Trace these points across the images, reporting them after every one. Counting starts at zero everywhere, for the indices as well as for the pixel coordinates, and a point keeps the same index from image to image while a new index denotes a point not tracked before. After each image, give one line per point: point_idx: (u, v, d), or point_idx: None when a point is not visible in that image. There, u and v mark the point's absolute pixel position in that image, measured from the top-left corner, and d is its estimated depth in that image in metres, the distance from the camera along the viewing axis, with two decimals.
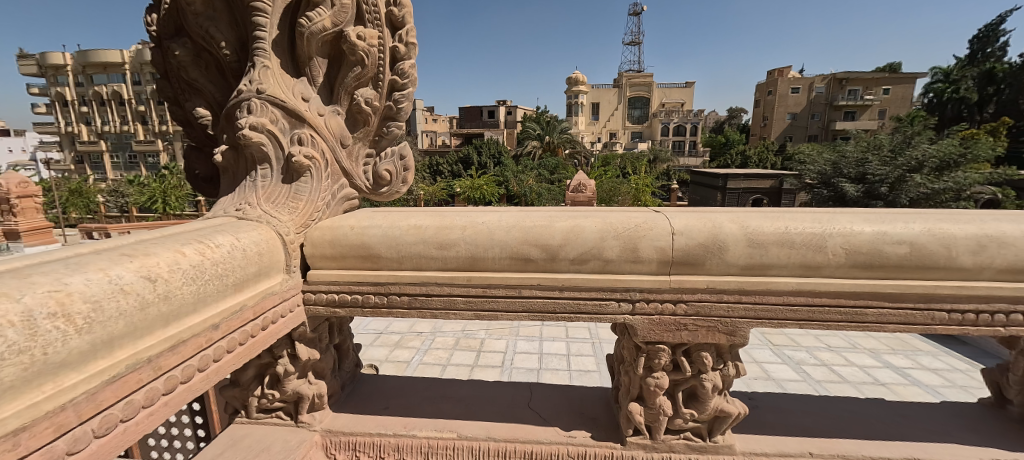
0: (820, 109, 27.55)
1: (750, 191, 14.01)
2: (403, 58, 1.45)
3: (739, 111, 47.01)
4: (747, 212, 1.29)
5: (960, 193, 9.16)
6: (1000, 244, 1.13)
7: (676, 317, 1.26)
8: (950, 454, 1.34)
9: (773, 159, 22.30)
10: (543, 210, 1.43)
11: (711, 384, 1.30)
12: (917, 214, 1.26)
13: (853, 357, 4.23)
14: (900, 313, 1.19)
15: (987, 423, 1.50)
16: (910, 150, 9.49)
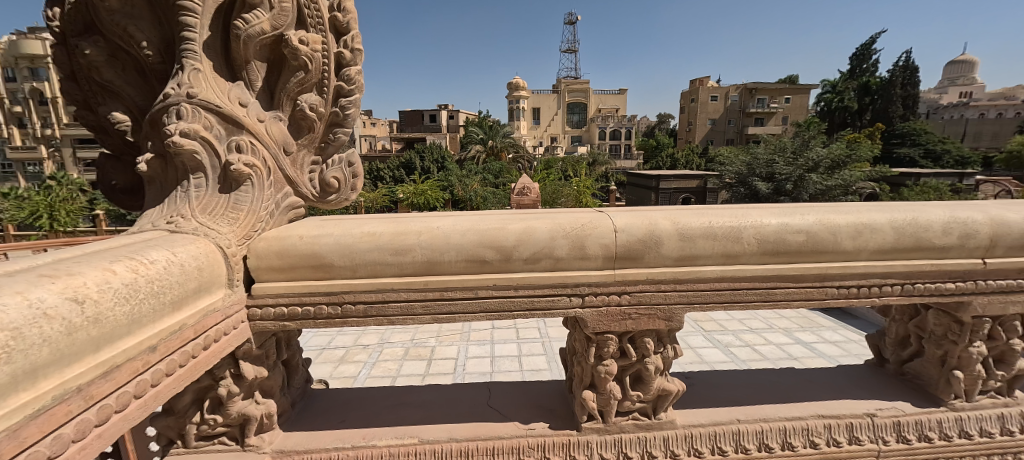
0: (735, 116, 30.48)
1: (679, 191, 15.12)
2: (350, 64, 1.41)
3: (667, 117, 50.63)
4: (678, 210, 1.45)
5: (848, 189, 10.62)
6: (872, 230, 1.38)
7: (621, 307, 1.38)
8: (845, 409, 1.59)
9: (697, 161, 24.26)
10: (495, 213, 1.49)
11: (654, 366, 1.43)
12: (812, 207, 1.49)
13: (770, 336, 4.76)
14: (801, 291, 1.41)
15: (871, 380, 1.80)
16: (808, 153, 10.86)
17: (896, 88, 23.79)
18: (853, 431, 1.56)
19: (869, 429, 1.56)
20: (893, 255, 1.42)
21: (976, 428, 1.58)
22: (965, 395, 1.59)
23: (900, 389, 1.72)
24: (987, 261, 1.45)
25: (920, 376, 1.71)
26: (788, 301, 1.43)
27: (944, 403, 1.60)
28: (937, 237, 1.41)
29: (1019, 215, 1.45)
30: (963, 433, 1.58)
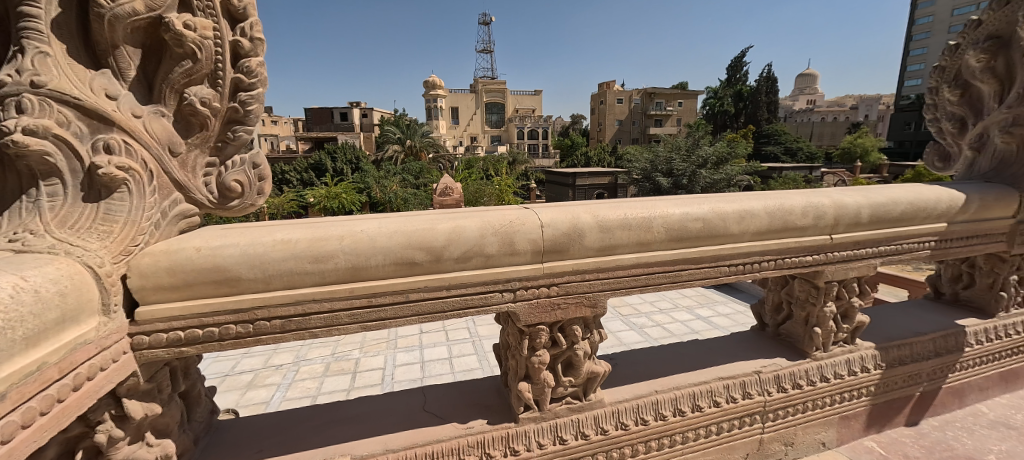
0: (638, 117, 33.33)
1: (594, 187, 16.13)
2: (248, 54, 1.27)
3: (579, 118, 53.55)
4: (596, 203, 1.55)
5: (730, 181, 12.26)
6: (752, 215, 1.63)
7: (550, 298, 1.44)
8: (739, 369, 1.85)
9: (608, 159, 26.06)
10: (421, 214, 1.45)
11: (582, 351, 1.52)
12: (706, 197, 1.70)
13: (676, 314, 5.32)
14: (701, 271, 1.61)
15: (756, 343, 2.11)
16: (698, 151, 12.31)
17: (762, 95, 28.10)
18: (746, 388, 1.82)
19: (757, 384, 1.83)
20: (768, 236, 1.69)
21: (831, 372, 1.95)
22: (823, 347, 1.95)
23: (777, 347, 2.04)
24: (833, 236, 1.80)
25: (791, 335, 2.05)
26: (692, 281, 1.62)
27: (809, 355, 1.94)
28: (799, 219, 1.71)
29: (852, 198, 1.82)
30: (822, 377, 1.94)
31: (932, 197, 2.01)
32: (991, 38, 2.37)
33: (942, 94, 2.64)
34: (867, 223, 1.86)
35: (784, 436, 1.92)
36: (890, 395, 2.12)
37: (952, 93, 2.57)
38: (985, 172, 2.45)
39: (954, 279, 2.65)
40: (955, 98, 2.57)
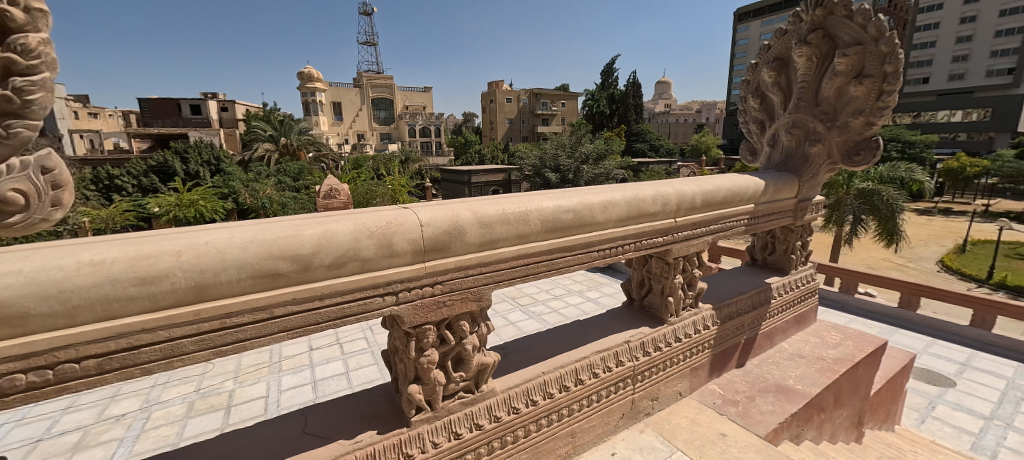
0: (526, 116, 34.86)
1: (489, 184, 16.44)
2: (22, 28, 0.99)
3: (471, 116, 53.93)
4: (476, 200, 1.59)
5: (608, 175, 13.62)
6: (614, 204, 1.85)
7: (435, 296, 1.44)
8: (613, 341, 2.09)
9: (501, 157, 26.74)
10: (286, 219, 1.32)
11: (470, 345, 1.56)
12: (576, 190, 1.88)
13: (569, 299, 5.77)
14: (574, 258, 1.78)
15: (625, 316, 2.40)
16: (580, 148, 13.41)
17: (630, 98, 32.17)
18: (619, 357, 2.07)
19: (628, 352, 2.10)
20: (629, 222, 1.95)
21: (682, 332, 2.33)
22: (675, 312, 2.31)
23: (642, 318, 2.36)
24: (677, 219, 2.15)
25: (652, 305, 2.38)
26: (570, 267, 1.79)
27: (665, 321, 2.28)
28: (651, 206, 2.00)
29: (689, 187, 2.20)
30: (676, 338, 2.30)
31: (744, 183, 2.53)
32: (777, 59, 3.07)
33: (749, 102, 3.34)
34: (701, 207, 2.27)
35: (651, 392, 2.24)
36: (725, 344, 2.62)
37: (754, 101, 3.28)
38: (777, 163, 3.18)
39: (763, 247, 3.36)
40: (756, 105, 3.28)
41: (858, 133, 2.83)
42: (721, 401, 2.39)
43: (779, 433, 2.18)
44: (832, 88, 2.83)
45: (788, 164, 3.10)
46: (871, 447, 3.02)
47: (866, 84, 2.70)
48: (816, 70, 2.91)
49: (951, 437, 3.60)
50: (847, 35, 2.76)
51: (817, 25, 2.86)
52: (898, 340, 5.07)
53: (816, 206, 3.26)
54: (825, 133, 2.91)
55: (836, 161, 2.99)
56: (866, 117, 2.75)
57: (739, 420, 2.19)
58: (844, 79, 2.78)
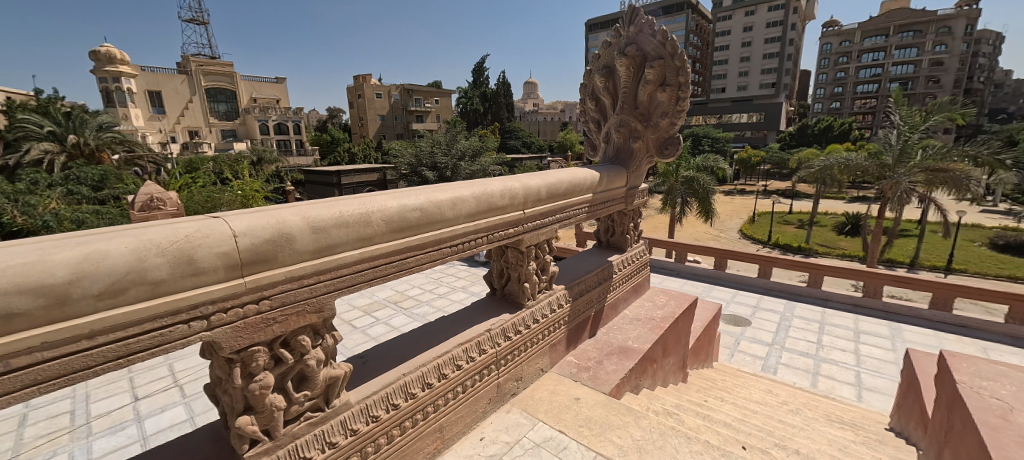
0: (399, 112, 33.23)
1: (362, 185, 15.33)
2: None
3: (337, 112, 49.40)
4: (309, 203, 1.48)
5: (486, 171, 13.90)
6: (464, 199, 1.93)
7: (262, 314, 1.29)
8: (474, 331, 2.17)
9: (374, 155, 25.07)
10: (35, 242, 1.04)
11: (314, 360, 1.44)
12: (425, 188, 1.90)
13: (453, 297, 6.09)
14: (425, 256, 1.79)
15: (487, 305, 2.52)
16: (455, 145, 13.42)
17: (502, 97, 33.48)
18: (481, 346, 2.16)
19: (489, 340, 2.21)
20: (480, 216, 2.04)
21: (539, 314, 2.55)
22: (532, 296, 2.52)
23: (503, 305, 2.49)
24: (526, 211, 2.34)
25: (511, 293, 2.54)
26: (424, 265, 1.81)
27: (523, 305, 2.47)
28: (501, 200, 2.14)
29: (535, 181, 2.41)
30: (534, 319, 2.51)
31: (582, 176, 2.88)
32: (605, 67, 3.53)
33: (587, 104, 3.78)
34: (546, 199, 2.51)
35: (516, 374, 2.41)
36: (578, 319, 2.96)
37: (591, 103, 3.73)
38: (611, 157, 3.68)
39: (605, 230, 3.86)
40: (593, 107, 3.74)
41: (665, 131, 3.47)
42: (575, 369, 2.70)
43: (621, 388, 2.56)
44: (645, 93, 3.37)
45: (619, 157, 3.60)
46: (692, 384, 3.78)
47: (668, 91, 3.30)
48: (633, 78, 3.43)
49: (750, 363, 4.72)
50: (653, 50, 3.31)
51: (631, 40, 3.38)
52: (714, 295, 6.40)
53: (642, 193, 3.89)
54: (643, 131, 3.47)
55: (653, 154, 3.60)
56: (670, 118, 3.37)
57: (589, 383, 2.51)
58: (653, 87, 3.34)
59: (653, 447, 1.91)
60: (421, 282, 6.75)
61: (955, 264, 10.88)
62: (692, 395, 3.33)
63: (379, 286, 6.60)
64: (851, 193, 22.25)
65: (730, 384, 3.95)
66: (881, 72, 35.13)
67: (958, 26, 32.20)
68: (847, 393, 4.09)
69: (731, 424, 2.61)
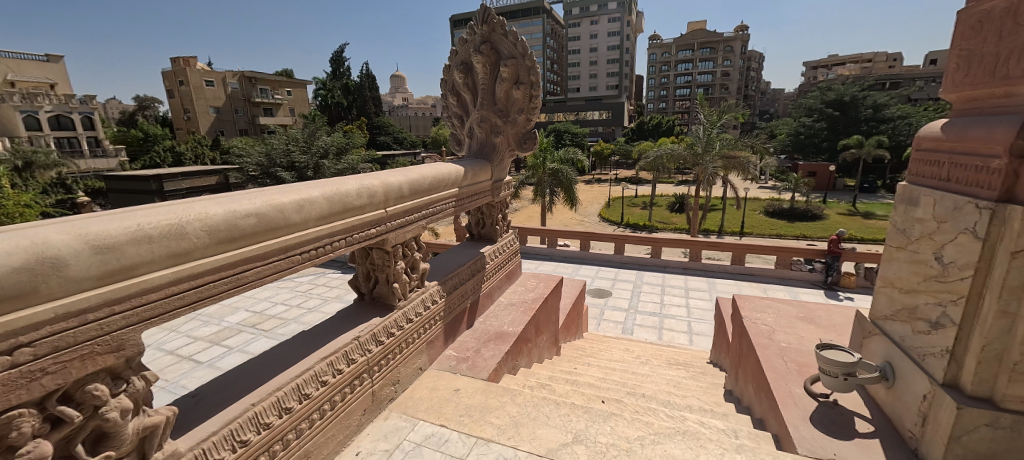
0: (241, 104, 28.37)
1: (197, 191, 12.88)
2: None
3: (150, 103, 39.71)
4: (88, 218, 1.22)
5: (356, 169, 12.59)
6: (308, 202, 1.82)
7: (23, 367, 1.00)
8: (340, 341, 2.03)
9: (210, 154, 20.86)
10: None
11: (116, 413, 1.17)
12: (261, 192, 1.75)
13: (325, 309, 5.63)
14: (269, 267, 1.69)
15: (354, 311, 2.36)
16: (316, 142, 12.04)
17: (366, 90, 31.38)
18: (349, 355, 2.04)
19: (359, 348, 2.09)
20: (332, 219, 1.96)
21: (412, 313, 2.52)
22: (403, 296, 2.46)
23: (371, 309, 2.37)
24: (387, 209, 2.29)
25: (380, 295, 2.44)
26: (261, 280, 1.67)
27: (394, 306, 2.39)
28: (355, 200, 2.06)
29: (395, 178, 2.37)
30: (407, 319, 2.46)
31: (446, 171, 2.91)
32: (463, 63, 3.58)
33: (448, 99, 3.79)
34: (409, 195, 2.49)
35: (392, 378, 2.33)
36: (454, 312, 3.00)
37: (452, 98, 3.75)
38: (475, 151, 3.78)
39: (476, 223, 3.97)
40: (454, 102, 3.76)
41: (523, 126, 3.72)
42: (455, 362, 2.73)
43: (500, 371, 2.69)
44: (502, 90, 3.53)
45: (482, 152, 3.71)
46: (565, 356, 4.16)
47: (522, 88, 3.52)
48: (490, 75, 3.55)
49: (612, 329, 5.41)
50: (506, 49, 3.48)
51: (486, 38, 3.48)
52: (581, 274, 7.15)
53: (508, 185, 4.09)
54: (503, 126, 3.64)
55: (514, 148, 3.82)
56: (526, 115, 3.66)
57: (468, 373, 2.57)
58: (509, 84, 3.51)
59: (528, 419, 2.05)
60: (285, 298, 6.04)
61: (746, 229, 14.21)
62: (564, 365, 3.67)
63: (229, 308, 5.67)
64: (678, 178, 27.10)
65: (596, 350, 4.47)
66: (691, 79, 43.42)
67: (737, 46, 41.72)
68: (682, 340, 5.02)
69: (595, 384, 2.96)
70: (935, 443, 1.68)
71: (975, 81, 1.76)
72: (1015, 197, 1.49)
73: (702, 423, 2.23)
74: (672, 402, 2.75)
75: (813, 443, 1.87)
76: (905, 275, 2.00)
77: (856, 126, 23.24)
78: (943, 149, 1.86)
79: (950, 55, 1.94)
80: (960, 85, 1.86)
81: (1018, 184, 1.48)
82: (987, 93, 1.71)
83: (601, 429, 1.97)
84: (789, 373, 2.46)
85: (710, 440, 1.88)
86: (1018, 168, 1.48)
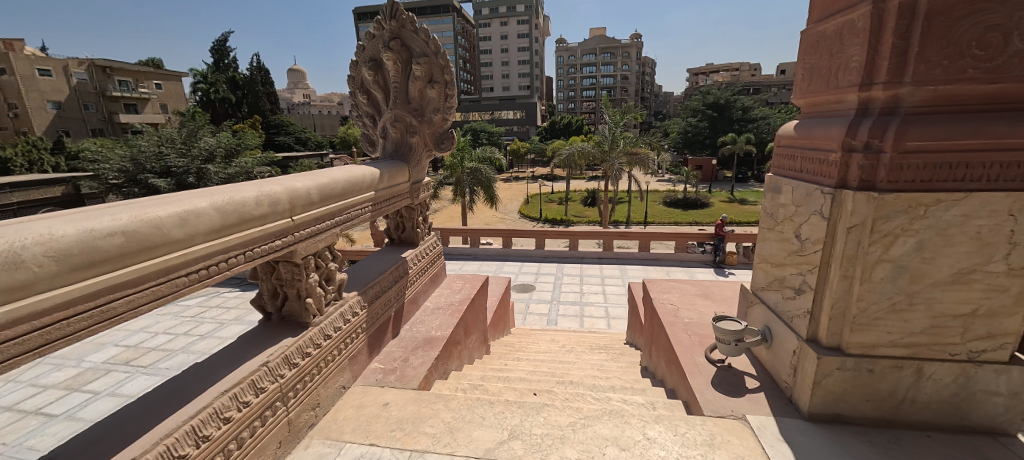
0: (92, 99, 23.42)
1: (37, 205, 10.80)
2: None
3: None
4: None
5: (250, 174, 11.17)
6: (194, 215, 1.58)
7: None
8: (245, 370, 1.81)
9: (49, 159, 16.92)
10: None
11: None
12: (129, 204, 1.49)
13: (222, 334, 4.95)
14: (144, 294, 1.44)
15: (260, 333, 2.12)
16: (198, 143, 10.46)
17: (259, 85, 28.15)
18: (257, 384, 1.83)
19: (269, 375, 1.89)
20: (226, 231, 1.73)
21: (330, 328, 2.34)
22: (319, 312, 2.27)
23: (281, 329, 2.15)
24: (295, 218, 2.08)
25: (292, 313, 2.22)
26: (134, 309, 1.43)
27: (309, 324, 2.20)
28: (254, 209, 1.84)
29: (301, 183, 2.16)
30: (325, 335, 2.28)
31: (360, 173, 2.74)
32: (372, 60, 3.41)
33: (358, 97, 3.61)
34: (320, 201, 2.29)
35: (310, 402, 2.15)
36: (378, 322, 2.86)
37: (362, 96, 3.57)
38: (390, 152, 3.62)
39: (395, 227, 3.81)
40: (365, 101, 3.58)
41: (440, 126, 3.64)
42: (381, 374, 2.59)
43: (431, 378, 2.61)
44: (416, 89, 3.41)
45: (398, 153, 3.57)
46: (494, 353, 4.19)
47: (436, 88, 3.44)
48: (402, 73, 3.41)
49: (538, 321, 5.59)
50: (417, 47, 3.35)
51: (396, 34, 3.34)
52: (505, 270, 7.27)
53: (427, 186, 3.99)
54: (419, 126, 3.52)
55: (431, 148, 3.73)
56: (442, 114, 3.56)
57: (396, 384, 2.45)
58: (422, 83, 3.39)
59: (463, 423, 2.03)
60: (168, 326, 5.18)
61: (649, 219, 15.65)
62: (495, 363, 3.69)
63: (90, 346, 4.70)
64: (589, 174, 28.84)
65: (523, 344, 4.58)
66: (596, 82, 46.54)
67: (633, 53, 45.69)
68: (602, 325, 5.38)
69: (526, 378, 3.04)
70: (803, 389, 2.01)
71: (817, 89, 2.14)
72: (848, 183, 1.84)
73: (626, 401, 2.41)
74: (597, 385, 2.92)
75: (715, 403, 2.13)
76: (774, 252, 2.37)
77: (731, 125, 26.94)
78: (797, 145, 2.23)
79: (798, 66, 2.33)
80: (806, 92, 2.25)
81: (849, 173, 1.83)
82: (825, 100, 2.10)
83: (535, 421, 2.02)
84: (694, 345, 2.76)
85: (633, 415, 2.03)
86: (849, 160, 1.83)
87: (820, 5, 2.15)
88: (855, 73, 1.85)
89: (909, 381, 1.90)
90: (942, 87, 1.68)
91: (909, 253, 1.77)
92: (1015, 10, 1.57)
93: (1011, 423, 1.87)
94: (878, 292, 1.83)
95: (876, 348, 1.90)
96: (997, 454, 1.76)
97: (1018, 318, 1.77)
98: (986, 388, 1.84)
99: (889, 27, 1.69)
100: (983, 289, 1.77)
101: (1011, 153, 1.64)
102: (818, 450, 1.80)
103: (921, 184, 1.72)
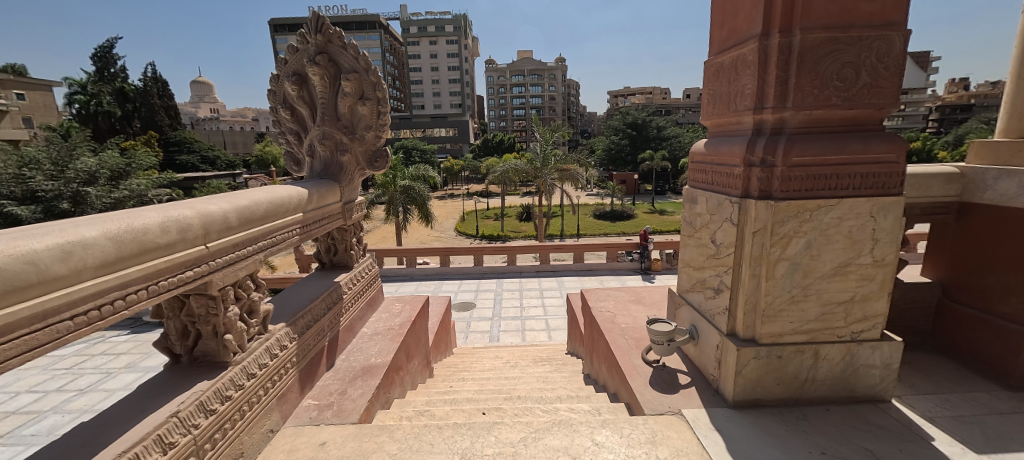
0: None
1: None
2: None
3: None
4: None
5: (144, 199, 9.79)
6: (81, 247, 1.36)
7: None
8: (148, 425, 1.56)
9: None
10: None
11: None
12: None
13: (108, 385, 4.22)
14: (11, 346, 1.20)
15: (166, 379, 1.85)
16: (74, 163, 9.01)
17: (153, 98, 25.22)
18: (164, 439, 1.58)
19: (179, 426, 1.66)
20: (124, 264, 1.51)
21: (254, 366, 2.11)
22: (240, 348, 2.05)
23: (192, 373, 1.89)
24: (209, 245, 1.88)
25: (206, 353, 1.97)
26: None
27: (228, 363, 1.97)
28: (158, 237, 1.63)
29: (216, 206, 1.96)
30: (248, 374, 2.06)
31: (285, 194, 2.56)
32: (295, 74, 3.23)
33: (280, 112, 3.37)
34: (239, 225, 2.09)
35: (232, 451, 1.91)
36: (310, 354, 2.64)
37: (285, 112, 3.35)
38: (318, 171, 3.43)
39: (326, 250, 3.59)
40: (288, 117, 3.36)
41: (372, 144, 3.51)
42: (316, 411, 2.38)
43: (372, 409, 2.46)
44: (345, 106, 3.27)
45: (328, 172, 3.40)
46: (438, 376, 4.06)
47: (368, 105, 3.32)
48: (330, 89, 3.27)
49: (480, 339, 5.53)
50: (346, 62, 3.23)
51: (322, 49, 3.18)
52: (444, 289, 7.12)
53: (359, 206, 3.81)
54: (350, 144, 3.37)
55: (363, 167, 3.58)
56: (374, 131, 3.45)
57: (333, 421, 2.26)
58: (353, 100, 3.27)
59: (411, 452, 1.92)
60: (34, 383, 4.30)
61: (582, 231, 16.31)
62: (439, 386, 3.57)
63: None
64: (523, 190, 29.59)
65: (467, 364, 4.48)
66: (525, 102, 48.40)
67: (558, 75, 48.26)
68: (543, 337, 5.47)
69: (472, 398, 2.97)
70: (727, 379, 2.22)
71: (719, 112, 2.43)
72: (750, 193, 2.10)
73: (572, 410, 2.46)
74: (543, 397, 2.95)
75: (653, 402, 2.26)
76: (694, 257, 2.61)
77: (648, 143, 29.51)
78: (706, 161, 2.49)
79: (704, 92, 2.62)
80: (711, 114, 2.54)
81: (750, 185, 2.09)
82: (726, 122, 2.39)
83: (486, 441, 1.98)
84: (631, 348, 2.92)
85: (580, 423, 2.08)
86: (750, 173, 2.09)
87: (718, 40, 2.47)
88: (748, 98, 2.13)
89: (809, 363, 2.17)
90: (813, 112, 2.00)
91: (801, 251, 2.06)
92: (862, 51, 1.94)
93: (886, 391, 2.23)
94: (779, 287, 2.10)
95: (783, 336, 2.16)
96: (879, 418, 2.08)
97: (884, 300, 2.14)
98: (866, 363, 2.18)
99: (773, 60, 1.99)
100: (857, 278, 2.11)
101: (867, 166, 2.00)
102: (743, 434, 1.98)
103: (805, 192, 2.01)
